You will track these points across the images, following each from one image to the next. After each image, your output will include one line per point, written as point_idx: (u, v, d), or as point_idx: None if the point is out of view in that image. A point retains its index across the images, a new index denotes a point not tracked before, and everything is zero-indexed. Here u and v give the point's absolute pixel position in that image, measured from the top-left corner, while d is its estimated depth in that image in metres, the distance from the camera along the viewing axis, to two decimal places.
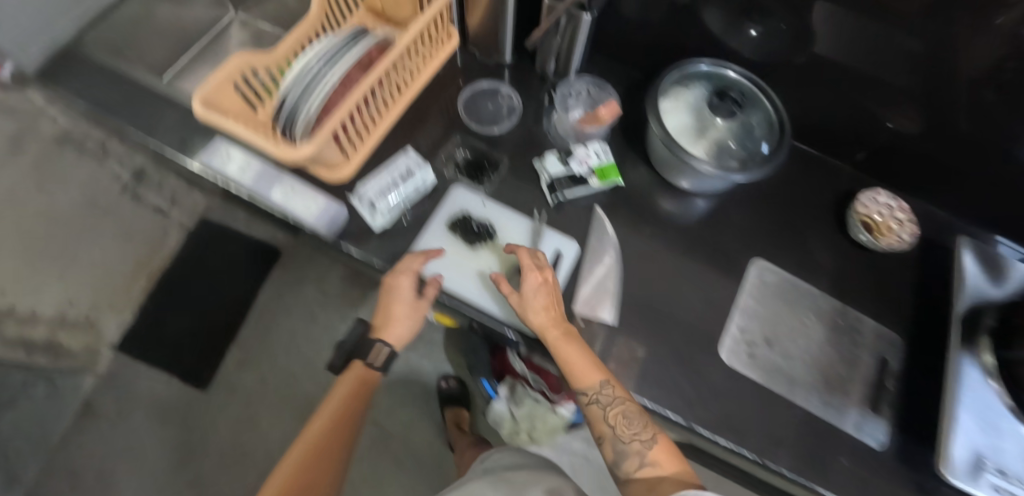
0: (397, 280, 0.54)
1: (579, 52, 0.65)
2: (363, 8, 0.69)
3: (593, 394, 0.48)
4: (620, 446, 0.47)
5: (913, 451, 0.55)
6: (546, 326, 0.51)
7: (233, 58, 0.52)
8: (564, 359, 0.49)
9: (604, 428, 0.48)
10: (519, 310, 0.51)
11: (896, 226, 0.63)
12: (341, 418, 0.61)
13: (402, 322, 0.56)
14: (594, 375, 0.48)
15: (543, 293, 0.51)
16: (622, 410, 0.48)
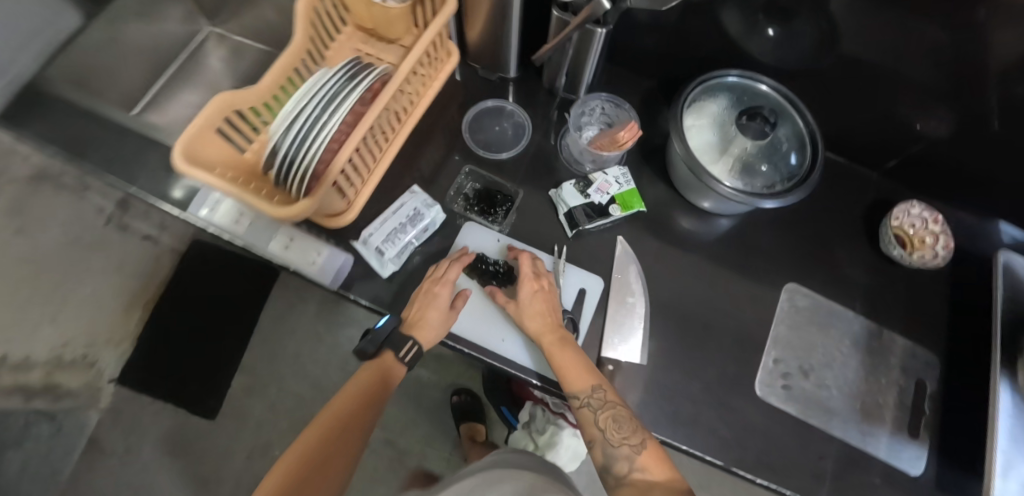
0: (436, 288, 0.52)
1: (590, 69, 0.60)
2: (351, 26, 0.64)
3: (585, 398, 0.47)
4: (610, 450, 0.44)
5: (956, 477, 0.53)
6: (541, 332, 0.50)
7: (215, 100, 0.47)
8: (554, 361, 0.49)
9: (595, 433, 0.46)
10: (517, 314, 0.52)
11: (930, 240, 0.61)
12: (357, 415, 0.49)
13: (437, 326, 0.51)
14: (585, 378, 0.47)
15: (538, 299, 0.52)
16: (613, 414, 0.45)
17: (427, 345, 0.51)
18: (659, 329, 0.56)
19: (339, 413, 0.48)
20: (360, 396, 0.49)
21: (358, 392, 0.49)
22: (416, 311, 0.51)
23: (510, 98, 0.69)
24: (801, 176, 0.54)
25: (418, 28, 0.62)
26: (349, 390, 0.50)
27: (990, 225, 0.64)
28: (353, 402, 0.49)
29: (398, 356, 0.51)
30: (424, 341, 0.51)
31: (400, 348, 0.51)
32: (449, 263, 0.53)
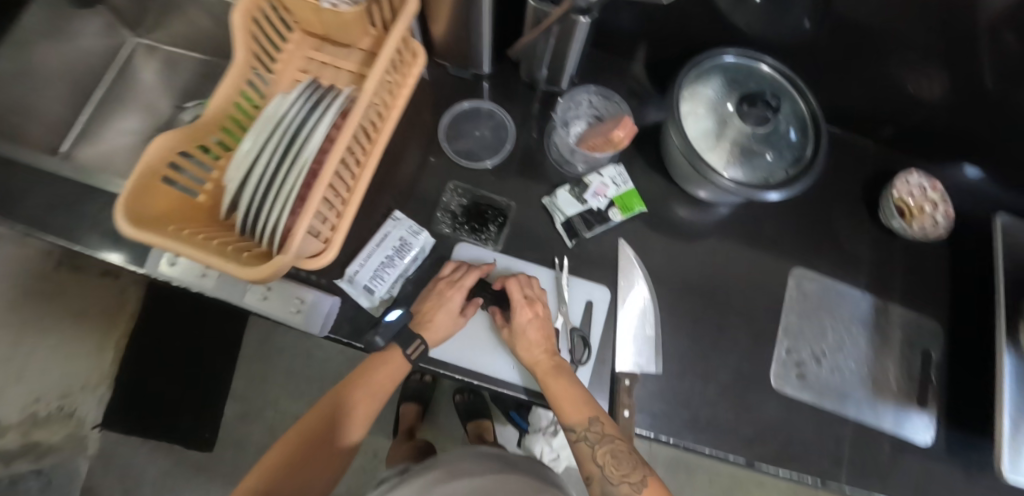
0: (450, 293, 0.51)
1: (573, 59, 0.55)
2: (297, 30, 0.56)
3: (582, 431, 0.46)
4: (608, 488, 0.44)
5: (964, 440, 0.55)
6: (537, 359, 0.49)
7: (155, 146, 0.41)
8: (551, 393, 0.47)
9: (593, 469, 0.46)
10: (513, 335, 0.50)
11: (930, 208, 0.58)
12: (344, 417, 0.48)
13: (447, 325, 0.51)
14: (582, 409, 0.46)
15: (534, 327, 0.50)
16: (612, 450, 0.45)
17: (432, 343, 0.51)
18: (669, 334, 0.55)
19: (325, 415, 0.48)
20: (351, 395, 0.49)
21: (347, 393, 0.49)
22: (425, 311, 0.50)
23: (485, 98, 0.63)
24: (807, 159, 0.51)
25: (376, 28, 0.55)
26: (341, 388, 0.50)
27: (982, 186, 0.64)
28: (340, 403, 0.48)
29: (404, 353, 0.49)
30: (432, 340, 0.50)
31: (406, 344, 0.49)
32: (467, 272, 0.52)
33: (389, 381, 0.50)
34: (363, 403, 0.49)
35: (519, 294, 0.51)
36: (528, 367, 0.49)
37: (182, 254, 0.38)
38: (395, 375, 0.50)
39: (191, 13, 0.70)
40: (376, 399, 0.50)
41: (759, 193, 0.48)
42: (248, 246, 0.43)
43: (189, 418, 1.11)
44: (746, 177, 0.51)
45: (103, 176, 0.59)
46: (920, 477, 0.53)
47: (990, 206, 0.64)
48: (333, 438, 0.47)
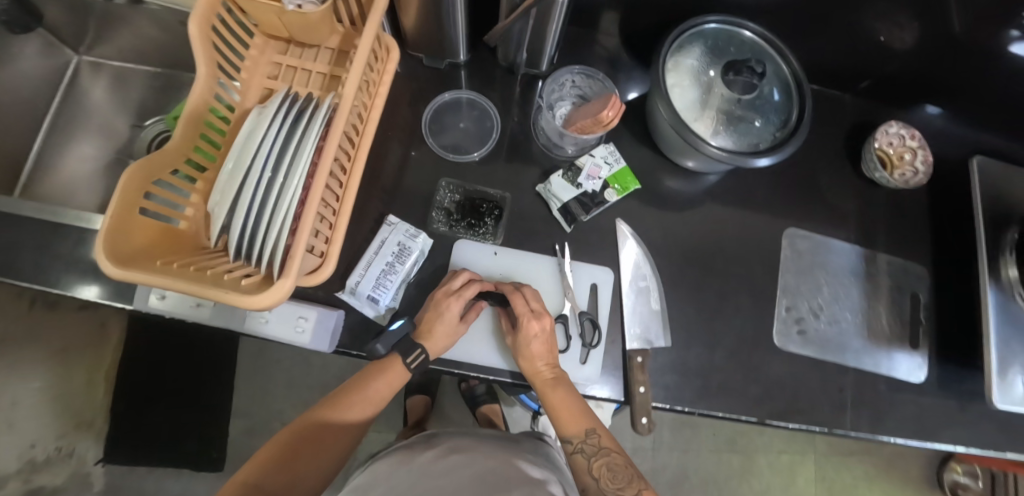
0: (447, 302, 0.49)
1: (552, 40, 0.53)
2: (258, 35, 0.52)
3: (578, 443, 0.49)
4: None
5: (952, 373, 0.58)
6: (538, 371, 0.49)
7: (129, 177, 0.39)
8: (550, 406, 0.49)
9: (588, 481, 0.48)
10: (517, 345, 0.50)
11: (908, 156, 0.62)
12: (337, 419, 0.48)
13: (447, 336, 0.50)
14: (581, 425, 0.48)
15: (538, 342, 0.49)
16: (607, 463, 0.48)
17: (433, 353, 0.50)
18: (673, 306, 0.56)
19: (317, 416, 0.47)
20: (348, 401, 0.49)
21: (344, 399, 0.49)
22: (425, 321, 0.49)
23: (463, 88, 0.62)
24: (793, 122, 0.52)
25: (343, 24, 0.52)
26: (338, 395, 0.49)
27: (956, 128, 0.66)
28: (335, 409, 0.48)
29: (405, 362, 0.49)
30: (432, 351, 0.50)
31: (408, 353, 0.48)
32: (466, 281, 0.51)
33: (387, 390, 0.50)
34: (360, 405, 0.49)
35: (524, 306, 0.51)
36: (528, 377, 0.50)
37: (176, 289, 0.37)
38: (394, 385, 0.50)
39: (135, 24, 0.65)
40: (372, 408, 0.50)
41: (749, 159, 0.49)
42: (245, 271, 0.42)
43: (196, 439, 1.03)
44: (735, 145, 0.52)
45: (71, 212, 0.56)
46: (917, 412, 0.57)
47: (964, 147, 0.66)
48: (326, 443, 0.46)
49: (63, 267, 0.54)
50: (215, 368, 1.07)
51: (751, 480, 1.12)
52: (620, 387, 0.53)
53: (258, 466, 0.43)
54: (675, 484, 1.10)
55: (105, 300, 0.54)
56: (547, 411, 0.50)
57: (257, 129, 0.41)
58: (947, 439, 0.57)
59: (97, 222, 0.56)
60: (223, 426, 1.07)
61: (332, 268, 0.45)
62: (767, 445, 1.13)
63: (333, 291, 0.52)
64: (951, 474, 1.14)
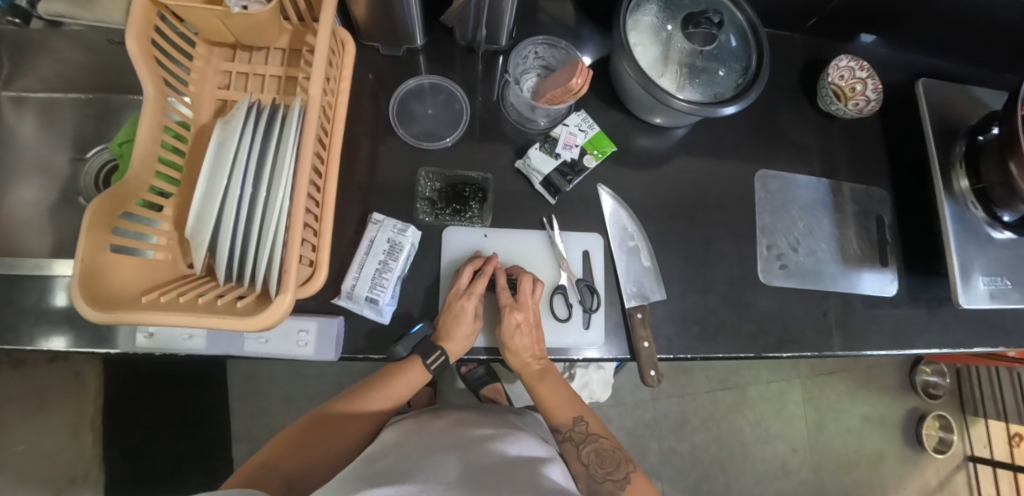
0: (463, 305, 0.50)
1: (510, 14, 0.52)
2: (200, 42, 0.49)
3: (567, 431, 0.52)
4: (594, 486, 0.49)
5: (918, 283, 0.63)
6: (526, 364, 0.52)
7: (94, 212, 0.37)
8: (538, 395, 0.53)
9: (579, 468, 0.51)
10: (501, 338, 0.51)
11: (859, 86, 0.66)
12: (352, 410, 0.50)
13: (466, 337, 0.51)
14: (570, 412, 0.53)
15: (524, 335, 0.50)
16: (595, 449, 0.51)
17: (452, 356, 0.51)
18: (664, 261, 0.58)
19: (332, 408, 0.49)
20: (366, 395, 0.51)
21: (363, 394, 0.51)
22: (443, 325, 0.50)
23: (425, 73, 0.60)
24: (754, 68, 0.53)
25: (291, 22, 0.49)
26: (357, 390, 0.52)
27: (899, 54, 0.69)
28: (354, 402, 0.50)
29: (425, 363, 0.50)
30: (453, 354, 0.51)
31: (428, 356, 0.49)
32: (471, 278, 0.51)
33: (406, 390, 0.51)
34: (375, 401, 0.51)
35: (523, 299, 0.52)
36: (517, 369, 0.52)
37: (170, 322, 0.36)
38: (412, 385, 0.51)
39: (56, 48, 0.59)
40: (390, 405, 0.52)
41: (716, 109, 0.50)
42: (238, 292, 0.41)
43: (196, 475, 0.96)
44: (701, 97, 0.53)
45: (29, 262, 0.52)
46: (892, 324, 0.61)
47: (909, 71, 0.69)
48: (341, 430, 0.48)
49: (32, 321, 0.51)
50: (210, 395, 1.05)
51: (747, 413, 1.18)
52: (623, 346, 0.55)
53: (276, 446, 0.46)
54: (677, 428, 1.16)
55: (82, 347, 0.51)
56: (537, 402, 0.54)
57: (226, 144, 0.40)
58: (921, 343, 0.62)
59: (59, 269, 0.53)
60: (226, 448, 1.06)
61: (325, 275, 0.44)
62: (757, 378, 1.20)
63: (327, 299, 0.51)
64: (921, 376, 1.25)
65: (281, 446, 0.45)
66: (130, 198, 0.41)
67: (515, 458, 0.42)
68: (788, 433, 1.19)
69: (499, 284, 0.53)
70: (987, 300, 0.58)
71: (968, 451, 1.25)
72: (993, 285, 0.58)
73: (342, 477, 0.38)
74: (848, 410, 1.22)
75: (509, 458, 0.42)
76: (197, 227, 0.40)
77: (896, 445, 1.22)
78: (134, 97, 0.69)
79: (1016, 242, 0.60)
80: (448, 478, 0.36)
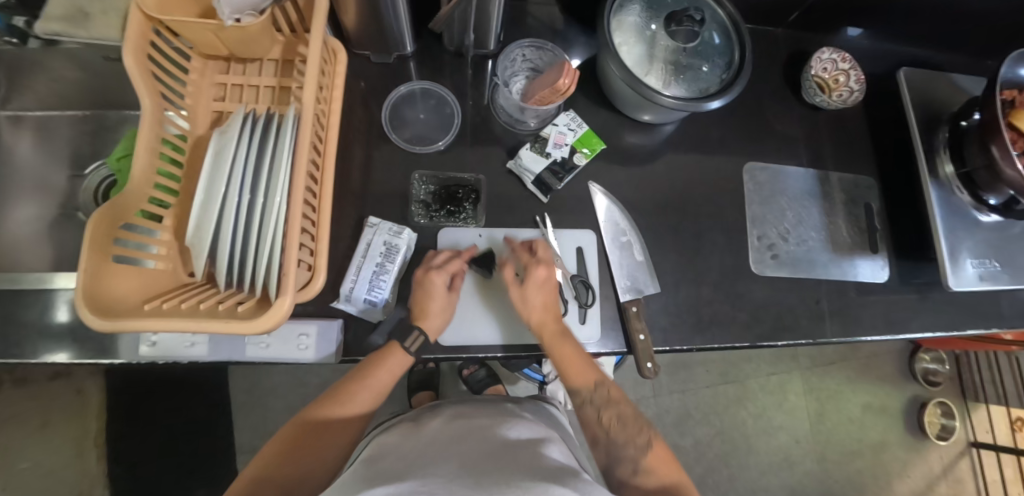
0: (434, 278, 0.50)
1: (496, 19, 0.54)
2: (194, 56, 0.50)
3: (586, 395, 0.50)
4: (616, 451, 0.47)
5: (908, 268, 0.64)
6: (545, 320, 0.50)
7: (97, 222, 0.38)
8: (557, 358, 0.50)
9: (599, 431, 0.49)
10: (522, 293, 0.50)
11: (842, 78, 0.67)
12: (335, 412, 0.46)
13: (440, 312, 0.50)
14: (588, 376, 0.50)
15: (545, 287, 0.51)
16: (617, 412, 0.49)
17: (429, 335, 0.50)
18: (656, 255, 0.59)
19: (314, 413, 0.46)
20: (353, 392, 0.47)
21: (346, 394, 0.47)
22: (417, 302, 0.50)
23: (416, 79, 0.61)
24: (737, 62, 0.54)
25: (284, 33, 0.51)
26: (339, 388, 0.48)
27: (879, 45, 0.71)
28: (337, 404, 0.46)
29: (404, 347, 0.48)
30: (432, 333, 0.50)
31: (406, 339, 0.48)
32: (445, 254, 0.52)
33: (392, 379, 0.49)
34: (360, 398, 0.47)
35: (533, 254, 0.52)
36: (535, 329, 0.50)
37: (174, 328, 0.37)
38: (396, 371, 0.49)
39: (53, 66, 0.60)
40: (379, 398, 0.49)
41: (701, 103, 0.51)
42: (238, 297, 0.42)
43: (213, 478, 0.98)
44: (686, 92, 0.54)
45: (30, 276, 0.53)
46: (883, 309, 0.62)
47: (891, 61, 0.71)
48: (330, 435, 0.45)
49: (34, 335, 0.52)
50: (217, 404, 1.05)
51: (748, 405, 1.19)
52: (620, 340, 0.56)
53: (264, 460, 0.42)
54: (680, 423, 1.16)
55: (85, 359, 0.52)
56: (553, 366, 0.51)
57: (222, 154, 0.41)
58: (914, 327, 0.63)
59: (59, 282, 0.53)
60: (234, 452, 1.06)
61: (323, 280, 0.45)
62: (757, 371, 1.21)
63: (326, 303, 0.52)
64: (921, 364, 1.26)
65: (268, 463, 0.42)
66: (131, 209, 0.42)
67: (515, 442, 0.43)
68: (791, 425, 1.19)
69: (516, 250, 0.54)
70: (977, 282, 0.59)
71: (971, 436, 1.25)
72: (981, 267, 0.59)
73: (343, 480, 0.38)
74: (849, 400, 1.22)
75: (510, 443, 0.43)
76: (195, 236, 0.41)
77: (898, 433, 1.22)
78: (129, 113, 0.70)
79: (1002, 225, 0.61)
80: (448, 471, 0.36)
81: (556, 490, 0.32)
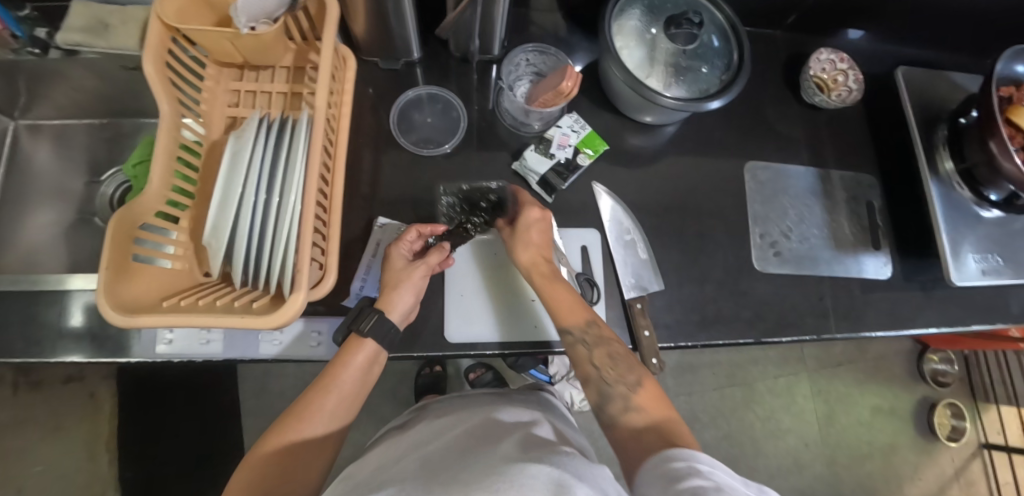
0: (390, 251, 0.50)
1: (501, 25, 0.55)
2: (209, 64, 0.52)
3: (576, 334, 0.48)
4: (606, 388, 0.46)
5: (911, 264, 0.65)
6: (536, 261, 0.51)
7: (117, 222, 0.39)
8: (548, 297, 0.50)
9: (590, 370, 0.47)
10: (517, 233, 0.52)
11: (841, 78, 0.68)
12: (306, 424, 0.42)
13: (399, 288, 0.48)
14: (579, 313, 0.49)
15: (537, 230, 0.52)
16: (608, 351, 0.47)
17: (387, 313, 0.47)
18: (661, 254, 0.60)
19: (282, 429, 0.42)
20: (318, 406, 0.43)
21: (314, 402, 0.43)
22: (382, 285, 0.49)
23: (422, 84, 0.63)
24: (737, 63, 0.56)
25: (295, 41, 0.52)
26: (305, 398, 0.44)
27: (877, 45, 0.72)
28: (306, 413, 0.43)
29: (357, 327, 0.46)
30: (390, 311, 0.47)
31: (359, 321, 0.46)
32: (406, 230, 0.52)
33: (359, 385, 0.46)
34: (331, 404, 0.44)
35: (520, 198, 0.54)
36: (526, 268, 0.51)
37: (192, 323, 0.38)
38: (363, 369, 0.46)
39: (73, 76, 0.63)
40: (347, 409, 0.45)
41: (702, 103, 0.52)
42: (252, 295, 0.44)
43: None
44: (687, 93, 0.55)
45: (49, 278, 0.55)
46: (887, 304, 0.63)
47: (889, 61, 0.72)
48: (306, 449, 0.42)
49: (53, 335, 0.53)
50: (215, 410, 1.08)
51: (755, 407, 1.18)
52: (625, 337, 0.57)
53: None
54: (687, 425, 1.16)
55: (99, 360, 0.53)
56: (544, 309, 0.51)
57: (238, 156, 0.42)
58: (919, 324, 0.63)
59: (73, 284, 0.55)
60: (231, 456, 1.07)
61: (333, 280, 0.47)
62: (764, 373, 1.20)
63: (336, 303, 0.54)
64: (929, 364, 1.25)
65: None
66: (150, 211, 0.44)
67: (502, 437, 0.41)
68: (799, 427, 1.18)
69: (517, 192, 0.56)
70: (980, 277, 0.59)
71: (983, 438, 1.24)
72: (984, 263, 0.60)
73: None
74: (857, 402, 1.21)
75: (498, 430, 0.43)
76: (211, 236, 0.42)
77: (909, 435, 1.21)
78: (145, 121, 0.73)
79: (1004, 220, 0.61)
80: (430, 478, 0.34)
81: (533, 468, 0.30)
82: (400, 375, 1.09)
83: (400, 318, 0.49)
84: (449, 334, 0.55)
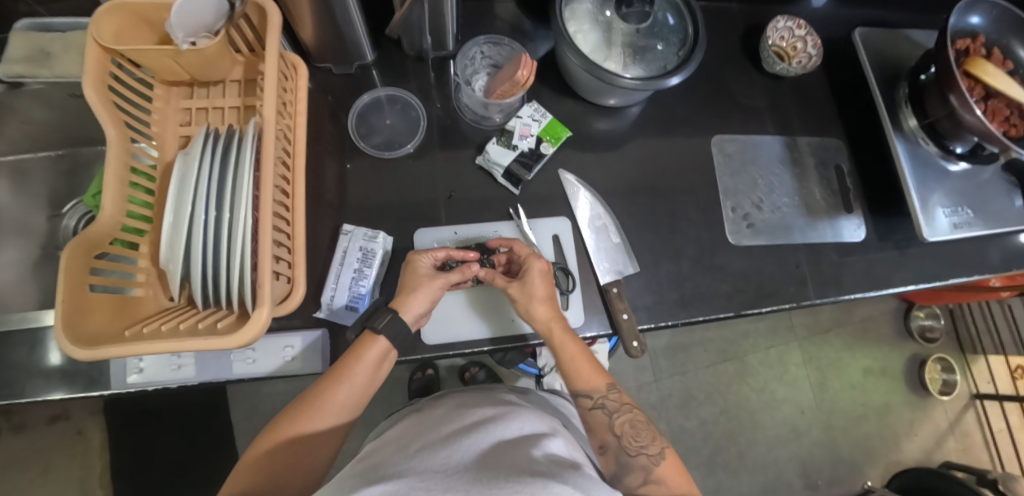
0: (415, 257, 0.49)
1: (451, 20, 0.55)
2: (157, 84, 0.50)
3: (598, 399, 0.49)
4: (625, 458, 0.46)
5: (884, 223, 0.65)
6: (549, 325, 0.49)
7: (68, 254, 0.38)
8: (566, 359, 0.49)
9: (610, 438, 0.47)
10: (528, 288, 0.49)
11: (800, 44, 0.68)
12: (312, 419, 0.42)
13: (420, 294, 0.47)
14: (598, 379, 0.50)
15: (544, 281, 0.49)
16: (630, 419, 0.48)
17: (403, 312, 0.46)
18: (633, 237, 0.60)
19: (290, 419, 0.42)
20: (329, 398, 0.42)
21: (322, 394, 0.42)
22: (400, 290, 0.48)
23: (380, 86, 0.62)
24: (692, 37, 0.55)
25: (243, 53, 0.51)
26: (316, 387, 0.43)
27: (833, 11, 0.72)
28: (313, 404, 0.42)
29: (371, 324, 0.45)
30: (405, 312, 0.46)
31: (375, 318, 0.45)
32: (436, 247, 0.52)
33: (371, 380, 0.45)
34: (338, 399, 0.43)
35: (518, 252, 0.51)
36: (542, 328, 0.49)
37: (156, 351, 0.37)
38: (374, 365, 0.45)
39: (22, 109, 0.61)
40: (359, 401, 0.45)
41: (661, 80, 0.51)
42: (218, 315, 0.43)
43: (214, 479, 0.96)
44: (646, 72, 0.55)
45: (17, 316, 0.54)
46: (862, 265, 0.63)
47: (846, 25, 0.72)
48: (308, 442, 0.42)
49: (25, 374, 0.52)
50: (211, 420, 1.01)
51: (749, 381, 1.19)
52: (605, 323, 0.56)
53: (242, 473, 0.40)
54: (683, 404, 1.17)
55: (77, 395, 0.52)
56: (558, 370, 0.50)
57: (187, 173, 0.41)
58: (897, 282, 0.64)
59: (47, 319, 0.54)
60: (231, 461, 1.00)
61: (302, 292, 0.46)
62: (755, 346, 1.21)
63: (310, 314, 0.53)
64: (916, 321, 1.26)
65: (244, 483, 0.39)
66: (105, 239, 0.43)
67: (512, 437, 0.39)
68: (793, 395, 1.20)
69: (510, 244, 0.52)
70: (950, 231, 0.59)
71: (973, 389, 1.26)
72: (955, 216, 0.60)
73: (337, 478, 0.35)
74: (848, 365, 1.23)
75: (513, 425, 0.41)
76: (168, 257, 0.41)
77: (902, 393, 1.23)
78: (103, 148, 0.71)
79: (971, 172, 0.62)
80: (443, 465, 0.33)
81: (555, 487, 0.28)
82: (392, 382, 1.09)
83: (413, 320, 0.47)
84: (425, 335, 0.54)
